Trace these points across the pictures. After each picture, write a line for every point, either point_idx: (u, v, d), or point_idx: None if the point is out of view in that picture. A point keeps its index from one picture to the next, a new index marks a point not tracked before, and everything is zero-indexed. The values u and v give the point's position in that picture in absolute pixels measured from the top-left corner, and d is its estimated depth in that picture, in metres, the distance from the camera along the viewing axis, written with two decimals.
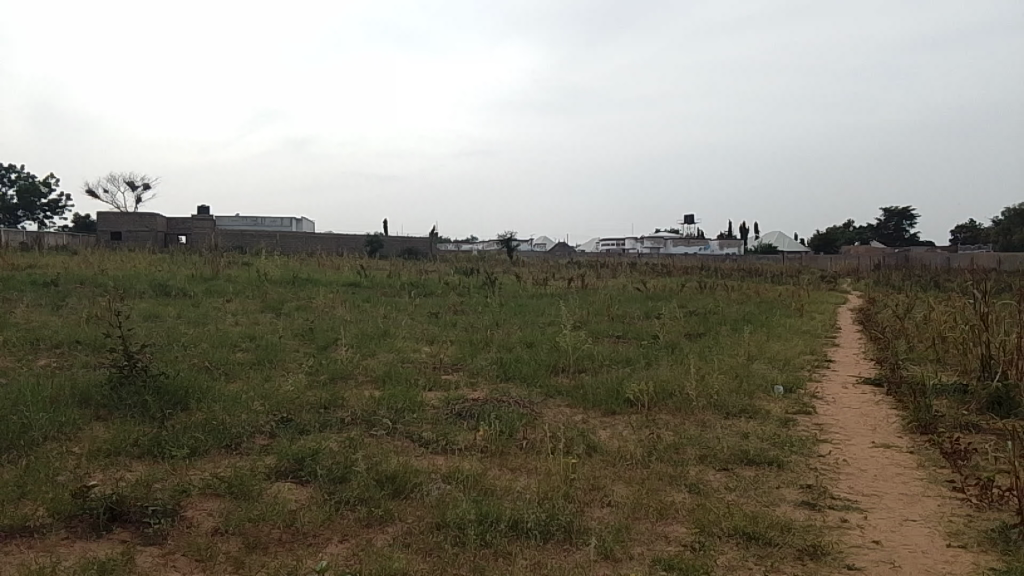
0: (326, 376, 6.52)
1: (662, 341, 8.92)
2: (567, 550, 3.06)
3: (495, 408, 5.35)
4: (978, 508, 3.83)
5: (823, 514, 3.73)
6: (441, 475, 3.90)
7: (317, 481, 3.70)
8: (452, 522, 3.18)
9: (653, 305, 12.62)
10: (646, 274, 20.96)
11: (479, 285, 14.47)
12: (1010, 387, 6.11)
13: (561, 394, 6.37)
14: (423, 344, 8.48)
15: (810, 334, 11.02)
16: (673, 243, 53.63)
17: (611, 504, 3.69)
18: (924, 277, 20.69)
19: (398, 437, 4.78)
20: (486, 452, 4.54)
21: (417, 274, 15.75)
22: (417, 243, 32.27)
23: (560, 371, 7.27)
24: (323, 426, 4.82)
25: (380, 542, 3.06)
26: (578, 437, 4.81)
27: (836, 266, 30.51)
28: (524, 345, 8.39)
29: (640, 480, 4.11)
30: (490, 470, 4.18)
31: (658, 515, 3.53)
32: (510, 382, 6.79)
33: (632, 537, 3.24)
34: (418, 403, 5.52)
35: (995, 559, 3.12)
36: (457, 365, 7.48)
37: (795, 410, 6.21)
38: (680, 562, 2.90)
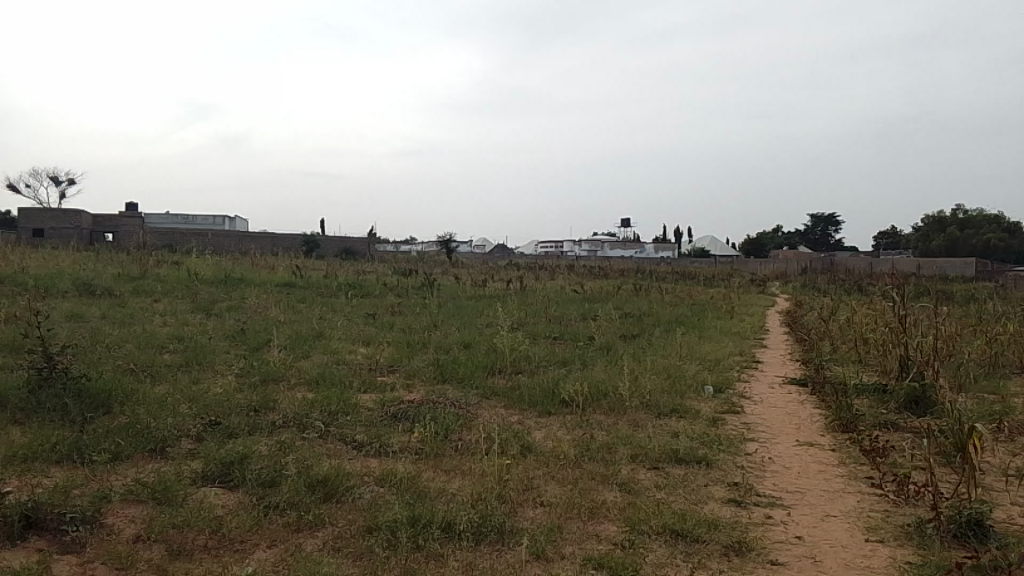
0: (257, 378, 6.34)
1: (598, 343, 9.00)
2: (499, 551, 3.02)
3: (431, 410, 5.29)
4: (895, 503, 3.97)
5: (749, 511, 3.80)
6: (374, 479, 3.83)
7: (246, 486, 3.58)
8: (384, 525, 3.12)
9: (590, 307, 12.73)
10: (584, 276, 21.16)
11: (417, 286, 14.36)
12: (926, 386, 6.37)
13: (497, 394, 6.36)
14: (359, 345, 8.35)
15: (740, 336, 11.29)
16: (609, 246, 54.23)
17: (544, 505, 3.68)
18: (848, 281, 21.45)
19: (332, 440, 4.67)
20: (421, 453, 4.49)
21: (354, 275, 15.53)
22: (355, 243, 31.88)
23: (497, 372, 7.25)
24: (253, 430, 4.69)
25: (310, 546, 2.98)
26: (513, 438, 4.79)
27: (766, 270, 31.30)
28: (461, 346, 8.36)
29: (573, 479, 4.12)
30: (425, 472, 4.12)
31: (589, 514, 3.53)
32: (447, 383, 6.74)
33: (564, 537, 3.24)
34: (352, 406, 5.41)
35: (911, 553, 3.23)
36: (394, 367, 7.39)
37: (724, 409, 6.34)
38: (610, 561, 2.90)
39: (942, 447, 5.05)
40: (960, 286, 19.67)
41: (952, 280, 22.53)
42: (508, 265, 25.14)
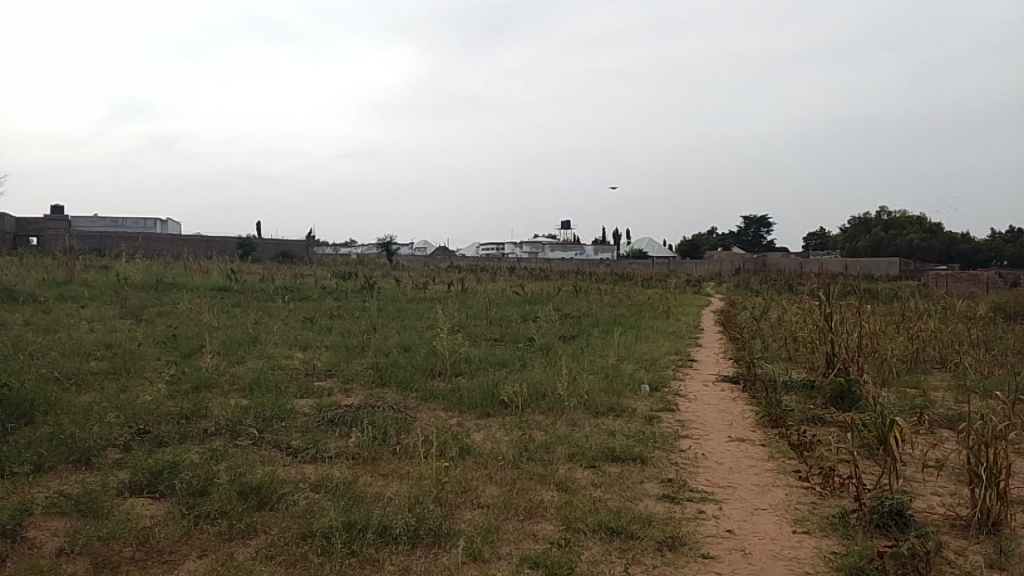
0: (188, 385, 6.14)
1: (537, 344, 9.04)
2: (436, 553, 2.99)
3: (369, 414, 5.21)
4: (822, 496, 4.10)
5: (682, 506, 3.87)
6: (309, 485, 3.75)
7: (175, 495, 3.46)
8: (319, 532, 3.05)
9: (530, 309, 12.75)
10: (524, 277, 21.29)
11: (357, 289, 14.18)
12: (851, 381, 6.59)
13: (436, 397, 6.31)
14: (295, 350, 8.18)
15: (676, 336, 11.49)
16: (550, 248, 54.47)
17: (482, 506, 3.66)
18: (779, 281, 22.07)
19: (266, 447, 4.55)
20: (358, 458, 4.41)
21: (292, 278, 15.21)
22: (292, 245, 31.30)
23: (436, 375, 7.19)
24: (184, 438, 4.54)
25: (242, 555, 2.90)
26: (451, 440, 4.75)
27: (701, 271, 31.98)
28: (400, 349, 8.27)
29: (512, 480, 4.11)
30: (361, 477, 4.06)
31: (526, 514, 3.53)
32: (385, 387, 6.67)
33: (501, 537, 3.23)
34: (287, 411, 5.29)
35: (835, 543, 3.33)
36: (332, 371, 7.26)
37: (659, 407, 6.43)
38: (546, 559, 2.90)
39: (866, 440, 5.23)
40: (883, 285, 20.42)
41: (878, 280, 23.37)
42: (448, 267, 25.03)
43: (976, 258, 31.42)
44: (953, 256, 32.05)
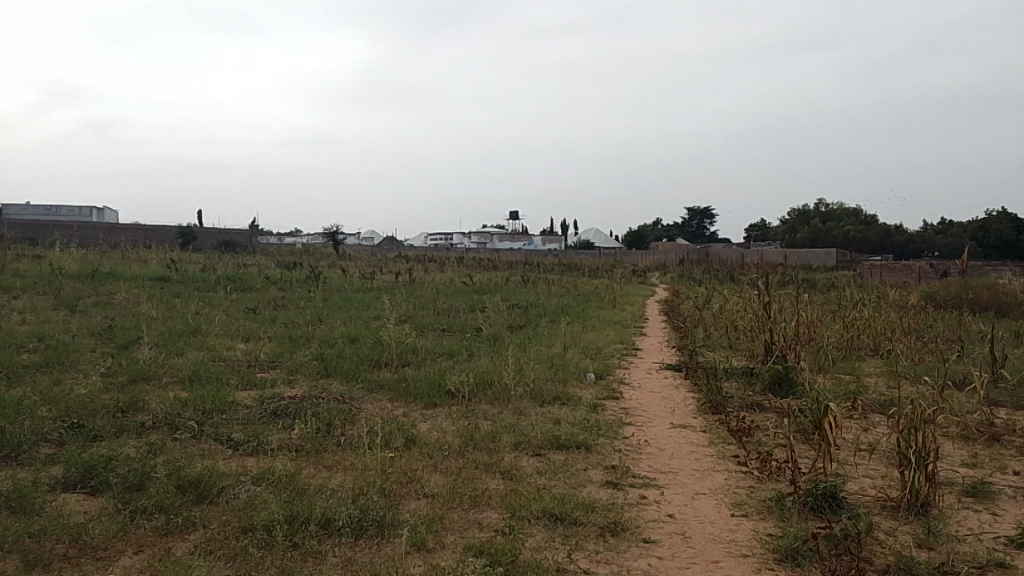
0: (125, 378, 5.95)
1: (484, 334, 9.01)
2: (379, 544, 2.94)
3: (313, 406, 5.11)
4: (759, 479, 4.19)
5: (625, 492, 3.90)
6: (250, 478, 3.66)
7: (110, 490, 3.34)
8: (260, 525, 2.98)
9: (478, 298, 12.73)
10: (472, 268, 21.24)
11: (301, 279, 13.94)
12: (789, 368, 6.75)
13: (382, 387, 6.24)
14: (237, 342, 7.99)
15: (621, 325, 11.60)
16: (498, 238, 54.43)
17: (427, 496, 3.62)
18: (722, 271, 22.50)
19: (206, 440, 4.43)
20: (301, 450, 4.33)
21: (235, 268, 14.86)
22: (236, 235, 30.61)
23: (383, 365, 7.11)
24: (120, 432, 4.39)
25: (180, 550, 2.81)
26: (396, 431, 4.69)
27: (646, 261, 32.39)
28: (346, 340, 8.16)
29: (457, 469, 4.08)
30: (304, 469, 3.98)
31: (471, 503, 3.51)
32: (329, 378, 6.56)
33: (445, 527, 3.20)
34: (229, 403, 5.16)
35: (771, 525, 3.40)
36: (275, 362, 7.12)
37: (605, 395, 6.48)
38: (490, 547, 2.89)
39: (802, 425, 5.36)
40: (820, 275, 20.97)
41: (816, 270, 24.01)
42: (395, 257, 24.79)
43: (909, 249, 32.54)
44: (886, 247, 33.10)
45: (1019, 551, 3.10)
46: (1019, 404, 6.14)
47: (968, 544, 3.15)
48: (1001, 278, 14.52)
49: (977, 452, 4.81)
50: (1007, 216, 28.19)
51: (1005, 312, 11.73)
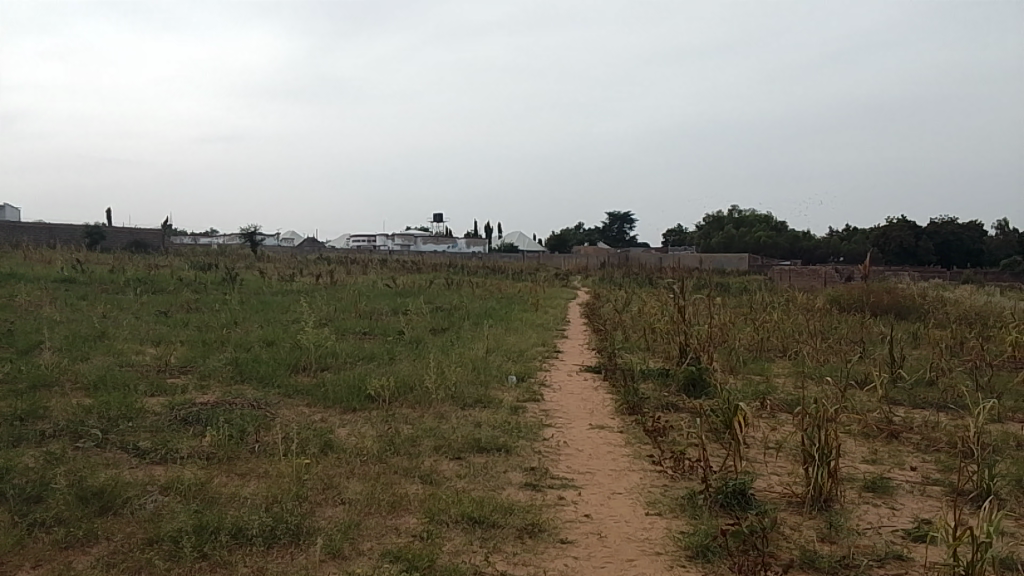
0: (24, 384, 5.62)
1: (406, 337, 8.93)
2: (293, 553, 2.86)
3: (226, 412, 4.94)
4: (673, 478, 4.29)
5: (543, 493, 3.93)
6: (158, 487, 3.51)
7: (5, 502, 3.14)
8: (168, 536, 2.85)
9: (400, 301, 12.61)
10: (396, 270, 21.02)
11: (217, 281, 13.51)
12: (702, 369, 6.94)
13: (299, 392, 6.09)
14: (147, 346, 7.66)
15: (543, 327, 11.69)
16: (421, 240, 54.05)
17: (344, 503, 3.55)
18: (642, 275, 22.95)
19: (111, 449, 4.22)
20: (213, 458, 4.17)
21: (147, 270, 14.28)
22: (148, 234, 29.44)
23: (301, 370, 6.94)
24: (18, 441, 4.14)
25: (82, 563, 2.67)
26: (313, 437, 4.58)
27: (569, 264, 32.79)
28: (263, 343, 7.94)
29: (375, 474, 4.01)
30: (216, 478, 3.84)
31: (389, 509, 3.45)
32: (244, 383, 6.36)
33: (362, 533, 3.13)
34: (136, 410, 4.94)
35: (684, 523, 3.48)
36: (187, 367, 6.86)
37: (526, 398, 6.51)
38: (407, 553, 2.85)
39: (713, 425, 5.51)
40: (734, 279, 21.65)
41: (731, 274, 24.76)
42: (316, 259, 24.29)
43: (817, 254, 33.97)
44: (796, 252, 34.47)
45: (914, 543, 3.27)
46: (916, 402, 6.48)
47: (868, 538, 3.30)
48: (899, 283, 15.33)
49: (876, 449, 5.06)
50: (906, 223, 29.76)
51: (902, 315, 12.37)
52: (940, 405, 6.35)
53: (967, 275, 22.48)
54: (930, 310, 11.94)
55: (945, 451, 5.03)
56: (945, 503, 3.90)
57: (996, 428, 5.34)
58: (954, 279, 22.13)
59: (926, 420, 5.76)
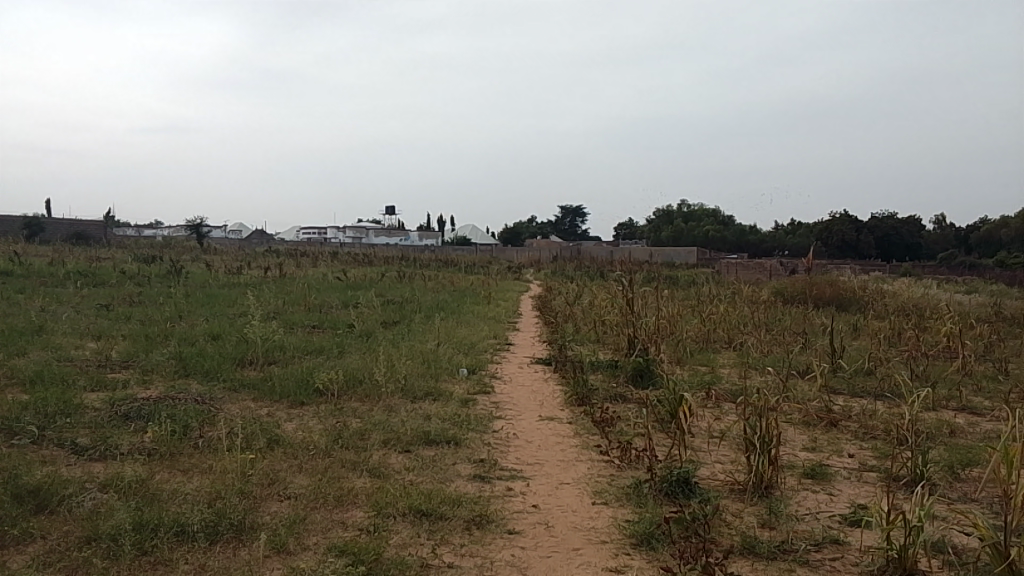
0: None
1: (356, 330, 8.83)
2: (236, 549, 2.80)
3: (169, 407, 4.82)
4: (620, 468, 4.33)
5: (491, 485, 3.93)
6: (97, 484, 3.40)
7: None
8: (105, 534, 2.77)
9: (351, 294, 12.48)
10: (346, 262, 20.79)
11: (162, 273, 13.18)
12: (650, 361, 7.01)
13: (245, 386, 5.97)
14: (87, 340, 7.42)
15: (495, 320, 11.69)
16: (372, 232, 53.53)
17: (290, 498, 3.49)
18: (594, 268, 23.13)
19: (47, 446, 4.08)
20: (155, 454, 4.07)
21: (87, 262, 13.83)
22: (89, 225, 28.54)
23: (247, 364, 6.80)
24: None
25: (15, 563, 2.57)
26: (259, 431, 4.49)
27: (522, 258, 32.86)
28: (208, 337, 7.76)
29: (322, 468, 3.96)
30: (157, 474, 3.75)
31: (335, 503, 3.41)
32: (189, 378, 6.22)
33: (308, 527, 3.09)
34: (74, 406, 4.79)
35: (629, 512, 3.52)
36: (129, 362, 6.66)
37: (476, 390, 6.50)
38: (353, 546, 2.81)
39: (660, 415, 5.58)
40: (683, 272, 21.95)
41: (680, 267, 25.11)
42: (263, 252, 23.82)
43: (763, 248, 34.67)
44: (742, 246, 35.12)
45: (850, 528, 3.36)
46: (855, 391, 6.66)
47: (806, 523, 3.38)
48: (841, 276, 15.72)
49: (816, 437, 5.19)
50: (847, 218, 30.56)
51: (844, 307, 12.70)
52: (878, 394, 6.55)
53: (905, 268, 23.21)
54: (869, 302, 12.28)
55: (882, 438, 5.19)
56: (880, 489, 4.02)
57: (930, 416, 5.52)
58: (894, 272, 22.80)
59: (864, 409, 5.92)
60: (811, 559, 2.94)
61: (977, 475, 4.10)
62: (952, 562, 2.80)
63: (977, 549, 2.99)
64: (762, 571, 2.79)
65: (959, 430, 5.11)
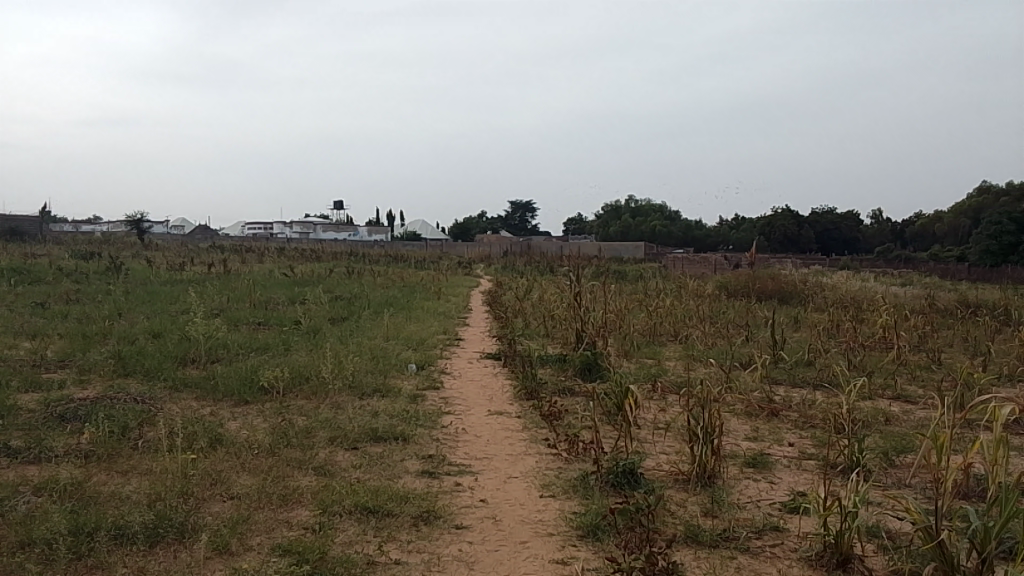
0: None
1: (303, 327, 8.70)
2: (176, 551, 2.72)
3: (107, 407, 4.66)
4: (567, 460, 4.36)
5: (440, 480, 3.91)
6: (30, 488, 3.28)
7: None
8: (39, 538, 2.67)
9: (298, 290, 12.27)
10: (294, 258, 20.45)
11: (100, 270, 12.75)
12: (598, 355, 7.07)
13: (188, 385, 5.82)
14: (21, 340, 7.14)
15: (444, 315, 11.65)
16: (320, 228, 52.79)
17: (233, 497, 3.41)
18: (544, 262, 23.20)
19: None
20: (92, 455, 3.93)
21: (21, 259, 13.31)
22: (22, 220, 27.47)
23: (189, 362, 6.62)
24: None
25: None
26: (201, 431, 4.38)
27: (472, 253, 32.77)
28: (149, 335, 7.55)
29: (266, 467, 3.88)
30: (95, 476, 3.63)
31: (280, 502, 3.34)
32: (128, 377, 6.04)
33: (251, 527, 3.02)
34: (7, 408, 4.60)
35: (576, 504, 3.54)
36: (65, 362, 6.44)
37: (424, 386, 6.47)
38: (297, 545, 2.76)
39: (607, 408, 5.63)
40: (631, 266, 22.20)
41: (628, 262, 25.39)
42: (208, 247, 23.27)
43: (709, 242, 35.28)
44: (689, 241, 35.67)
45: (790, 515, 3.43)
46: (795, 382, 6.83)
47: (747, 511, 3.44)
48: (783, 269, 16.07)
49: (758, 427, 5.29)
50: (788, 213, 31.29)
51: (785, 300, 13.00)
52: (817, 383, 6.72)
53: (844, 262, 23.90)
54: (809, 295, 12.59)
55: (821, 427, 5.33)
56: (819, 476, 4.12)
57: (866, 405, 5.69)
58: (834, 266, 23.45)
59: (803, 398, 6.07)
60: (752, 545, 3.00)
61: (909, 462, 4.24)
62: (886, 547, 2.88)
63: (910, 533, 3.08)
64: (704, 559, 2.83)
65: (894, 418, 5.28)
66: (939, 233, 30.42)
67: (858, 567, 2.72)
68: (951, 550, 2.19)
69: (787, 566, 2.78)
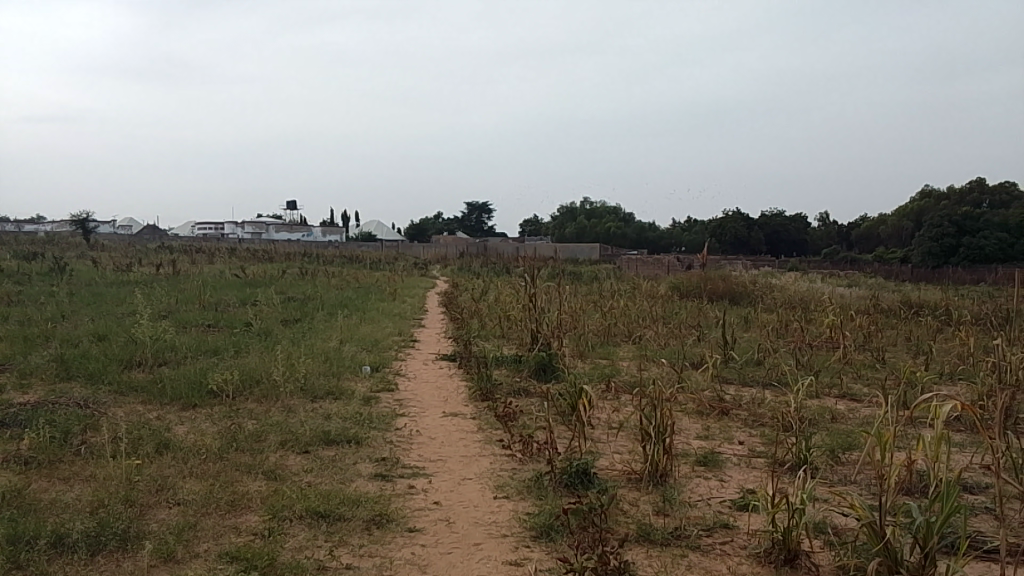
0: None
1: (255, 328, 8.52)
2: (119, 559, 2.63)
3: (48, 412, 4.49)
4: (521, 461, 4.35)
5: (393, 483, 3.86)
6: None
7: None
8: None
9: (249, 291, 12.04)
10: (245, 259, 20.06)
11: (42, 271, 12.32)
12: (553, 355, 7.07)
13: (134, 389, 5.65)
14: None
15: (400, 317, 11.54)
16: (273, 228, 51.99)
17: (179, 504, 3.30)
18: (500, 264, 23.19)
19: None
20: (32, 462, 3.78)
21: None
22: None
23: (135, 365, 6.43)
24: None
25: None
26: (147, 436, 4.25)
27: (428, 254, 32.61)
28: (94, 338, 7.31)
29: (214, 472, 3.78)
30: (34, 484, 3.48)
31: (228, 507, 3.26)
32: (71, 381, 5.84)
33: (198, 534, 2.93)
34: None
35: (530, 504, 3.53)
36: (3, 366, 6.19)
37: (379, 388, 6.39)
38: (246, 551, 2.69)
39: (562, 408, 5.63)
40: (587, 267, 22.35)
41: (583, 263, 25.58)
42: (158, 247, 22.71)
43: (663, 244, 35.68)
44: (643, 243, 36.04)
45: (739, 512, 3.47)
46: (744, 381, 6.93)
47: (699, 509, 3.48)
48: (733, 271, 16.34)
49: (709, 426, 5.35)
50: (740, 215, 31.83)
51: (736, 301, 13.20)
52: (767, 382, 6.83)
53: (793, 263, 24.44)
54: (759, 296, 12.81)
55: (770, 425, 5.41)
56: (768, 474, 4.18)
57: (813, 404, 5.80)
58: (783, 267, 23.96)
59: (753, 397, 6.16)
60: (703, 543, 3.02)
61: (855, 459, 4.33)
62: (833, 542, 2.93)
63: (854, 529, 3.14)
64: (656, 558, 2.84)
65: (840, 415, 5.39)
66: (883, 235, 31.28)
67: (805, 563, 2.76)
68: (896, 545, 2.23)
69: (736, 563, 2.81)
